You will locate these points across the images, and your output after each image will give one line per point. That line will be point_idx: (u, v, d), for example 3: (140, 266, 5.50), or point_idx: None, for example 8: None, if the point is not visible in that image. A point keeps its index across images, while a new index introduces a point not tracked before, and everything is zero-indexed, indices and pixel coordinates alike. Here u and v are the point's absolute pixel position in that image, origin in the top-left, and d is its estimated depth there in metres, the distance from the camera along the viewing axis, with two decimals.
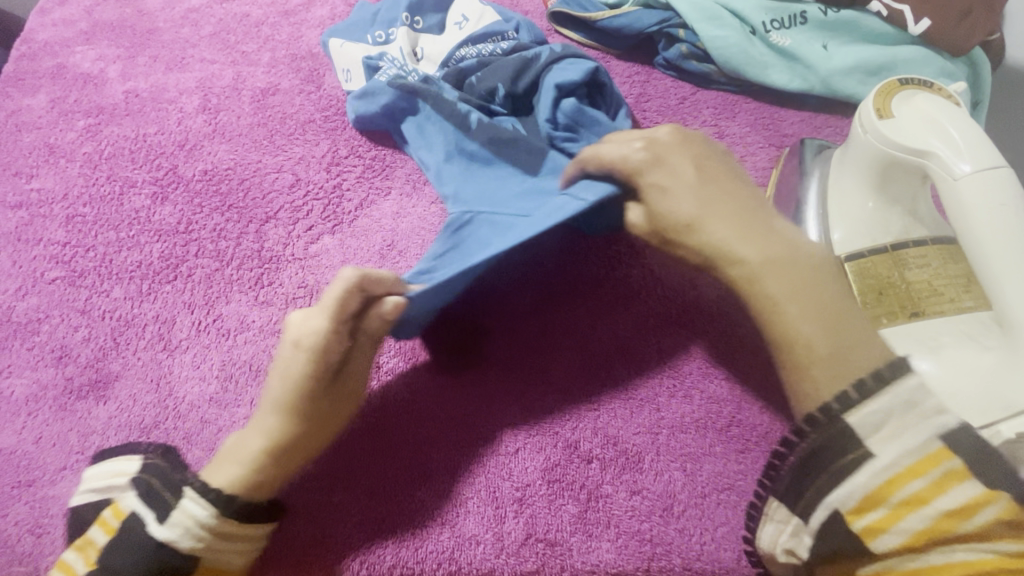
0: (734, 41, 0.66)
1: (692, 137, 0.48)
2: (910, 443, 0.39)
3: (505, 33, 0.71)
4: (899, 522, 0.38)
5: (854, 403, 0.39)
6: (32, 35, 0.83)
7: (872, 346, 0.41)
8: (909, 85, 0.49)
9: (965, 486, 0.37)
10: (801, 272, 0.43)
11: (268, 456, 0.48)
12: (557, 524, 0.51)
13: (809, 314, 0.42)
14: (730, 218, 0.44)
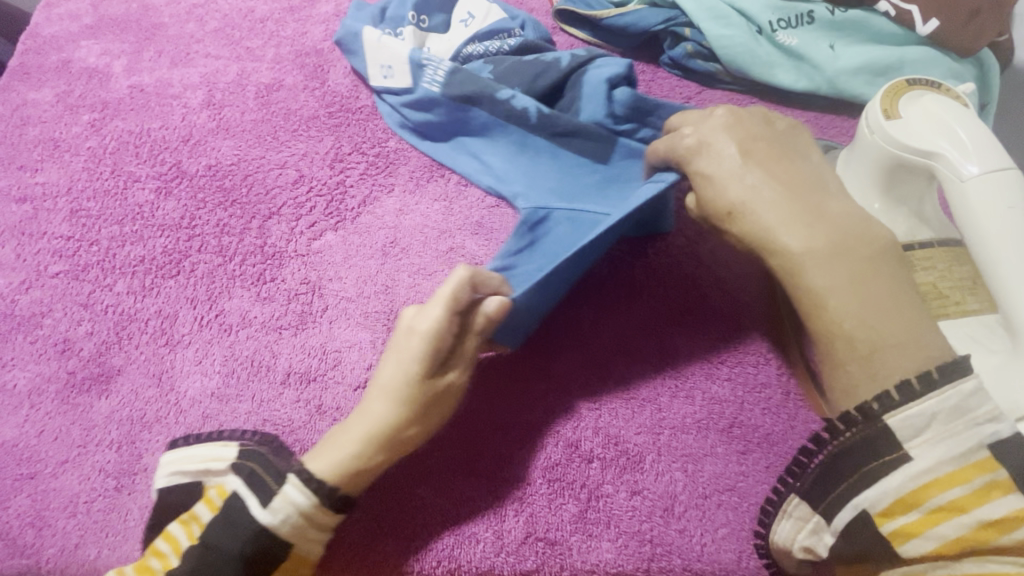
0: (740, 40, 0.65)
1: (746, 121, 0.49)
2: (951, 450, 0.40)
3: (512, 31, 0.71)
4: (932, 528, 0.39)
5: (897, 404, 0.40)
6: (38, 29, 0.83)
7: (918, 334, 0.42)
8: (917, 86, 0.48)
9: (1003, 498, 0.38)
10: (857, 260, 0.43)
11: (377, 450, 0.48)
12: (557, 524, 0.51)
13: (855, 301, 0.42)
14: (779, 205, 0.45)
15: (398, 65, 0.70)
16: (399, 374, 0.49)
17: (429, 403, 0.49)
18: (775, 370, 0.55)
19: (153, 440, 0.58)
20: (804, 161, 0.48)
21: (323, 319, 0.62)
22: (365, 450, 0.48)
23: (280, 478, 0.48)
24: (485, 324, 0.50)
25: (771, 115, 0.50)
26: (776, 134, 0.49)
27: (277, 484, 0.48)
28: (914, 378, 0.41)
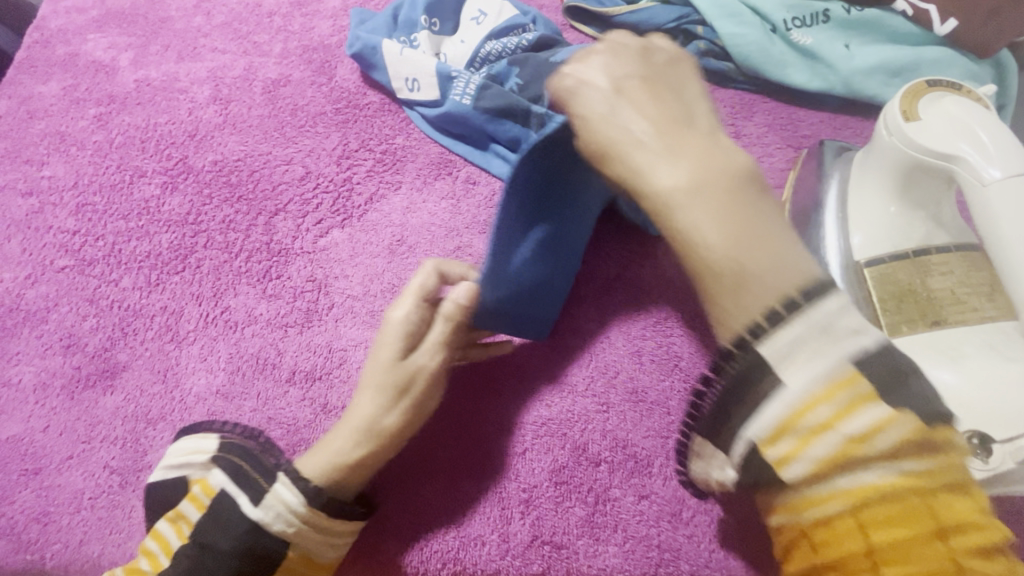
0: (753, 39, 0.64)
1: (616, 44, 0.42)
2: (819, 367, 0.33)
3: (526, 26, 0.70)
4: (807, 450, 0.32)
5: (766, 332, 0.33)
6: (45, 22, 0.83)
7: (791, 265, 0.35)
8: (937, 87, 0.47)
9: (869, 409, 0.32)
10: (723, 189, 0.36)
11: (361, 444, 0.47)
12: (564, 527, 0.50)
13: (727, 235, 0.35)
14: (641, 139, 0.38)
15: (424, 77, 0.68)
16: (375, 365, 0.49)
17: (405, 387, 0.48)
18: None
19: (158, 437, 0.58)
20: (679, 93, 0.40)
21: (329, 317, 0.62)
22: (344, 443, 0.47)
23: (271, 475, 0.47)
24: (460, 312, 0.49)
25: (649, 45, 0.42)
26: (659, 63, 0.41)
27: (268, 481, 0.47)
28: (781, 307, 0.33)
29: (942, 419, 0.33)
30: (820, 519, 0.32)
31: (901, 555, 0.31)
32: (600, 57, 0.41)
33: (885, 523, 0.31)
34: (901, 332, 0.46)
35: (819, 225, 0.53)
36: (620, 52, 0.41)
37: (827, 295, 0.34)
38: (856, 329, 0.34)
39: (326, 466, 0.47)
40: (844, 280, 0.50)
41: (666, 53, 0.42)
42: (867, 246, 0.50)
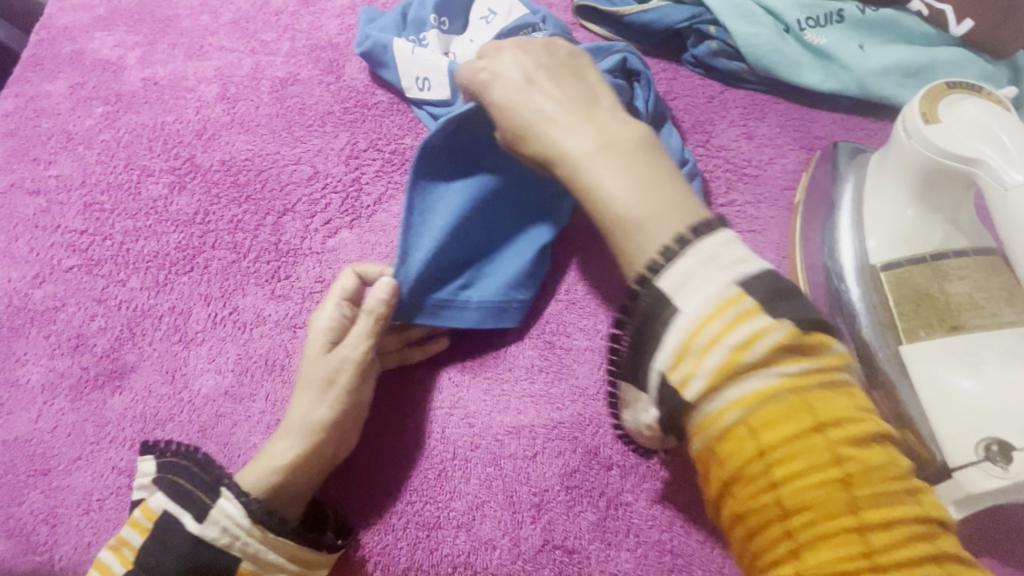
0: (766, 39, 0.64)
1: (528, 44, 0.47)
2: (709, 288, 0.32)
3: (535, 25, 0.68)
4: (701, 365, 0.31)
5: (663, 265, 0.33)
6: (51, 20, 0.82)
7: (678, 207, 0.35)
8: (957, 89, 0.47)
9: (753, 320, 0.31)
10: (620, 148, 0.37)
11: (294, 439, 0.48)
12: (576, 531, 0.50)
13: (626, 185, 0.35)
14: (547, 109, 0.41)
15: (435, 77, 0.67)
16: (306, 365, 0.51)
17: (330, 380, 0.50)
18: None
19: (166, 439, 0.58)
20: (582, 79, 0.44)
21: None
22: (279, 444, 0.49)
23: (212, 490, 0.46)
24: (382, 308, 0.50)
25: (552, 42, 0.47)
26: (561, 58, 0.45)
27: (209, 497, 0.46)
28: (673, 244, 0.33)
29: (828, 333, 0.33)
30: (719, 434, 0.31)
31: (792, 456, 0.29)
32: (508, 54, 0.46)
33: (777, 428, 0.30)
34: (919, 338, 0.47)
35: (834, 228, 0.53)
36: (524, 49, 0.46)
37: (713, 229, 0.34)
38: (742, 252, 0.33)
39: (261, 474, 0.47)
40: (859, 284, 0.50)
41: (569, 49, 0.48)
42: (883, 250, 0.50)
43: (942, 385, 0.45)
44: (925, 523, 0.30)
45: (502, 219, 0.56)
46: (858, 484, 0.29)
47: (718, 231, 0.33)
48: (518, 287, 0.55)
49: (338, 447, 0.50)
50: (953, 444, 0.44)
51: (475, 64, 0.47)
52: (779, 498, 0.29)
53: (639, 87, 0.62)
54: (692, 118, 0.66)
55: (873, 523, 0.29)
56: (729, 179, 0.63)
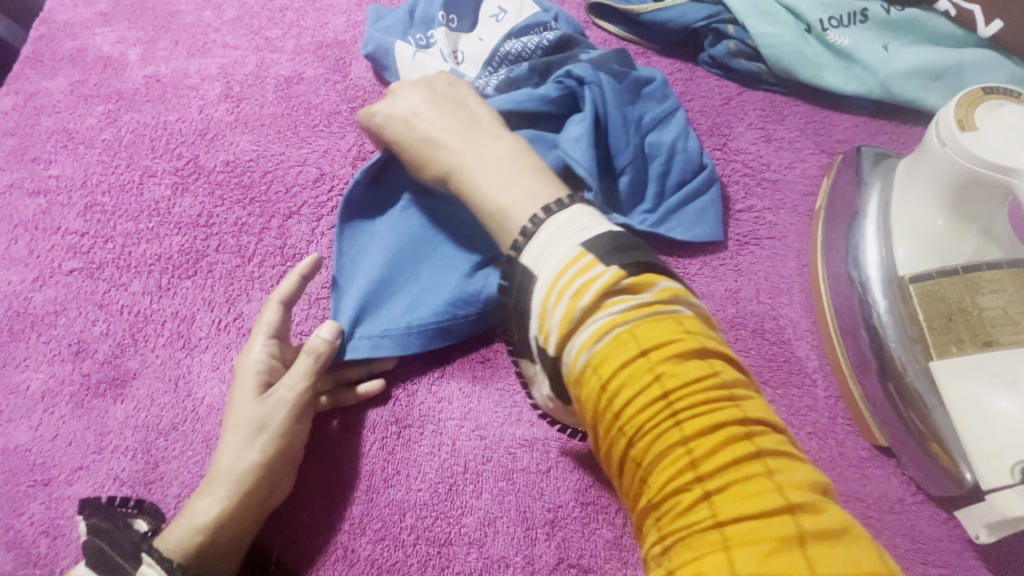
0: (788, 39, 0.62)
1: (414, 83, 0.54)
2: (556, 255, 0.38)
3: (547, 24, 0.66)
4: (552, 320, 0.37)
5: (522, 247, 0.40)
6: (51, 15, 0.80)
7: (534, 189, 0.42)
8: (993, 95, 0.45)
9: (588, 272, 0.36)
10: (491, 159, 0.46)
11: (219, 487, 0.48)
12: (591, 549, 0.49)
13: (498, 182, 0.44)
14: (437, 133, 0.49)
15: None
16: (234, 406, 0.50)
17: (255, 423, 0.49)
18: (822, 393, 0.52)
19: (169, 449, 0.56)
20: (462, 104, 0.51)
21: None
22: (199, 497, 0.48)
23: (133, 556, 0.44)
24: (325, 347, 0.51)
25: (433, 79, 0.54)
26: (442, 89, 0.53)
27: (130, 563, 0.44)
28: (526, 224, 0.40)
29: (656, 273, 0.37)
30: (575, 374, 0.35)
31: (622, 385, 0.33)
32: (399, 96, 0.53)
33: (610, 361, 0.34)
34: (951, 353, 0.46)
35: (859, 236, 0.51)
36: (407, 90, 0.54)
37: (552, 208, 0.40)
38: (586, 221, 0.39)
39: (182, 531, 0.46)
40: (886, 295, 0.48)
41: (447, 79, 0.54)
42: (911, 260, 0.48)
43: (977, 403, 0.44)
44: (749, 432, 0.31)
45: (435, 243, 0.56)
46: (679, 397, 0.32)
47: (568, 207, 0.40)
48: (457, 303, 0.54)
49: (271, 494, 0.49)
50: (987, 465, 0.43)
51: (367, 111, 0.55)
52: (615, 416, 0.33)
53: (588, 91, 0.57)
54: (708, 120, 0.64)
55: (696, 433, 0.31)
56: (748, 184, 0.61)
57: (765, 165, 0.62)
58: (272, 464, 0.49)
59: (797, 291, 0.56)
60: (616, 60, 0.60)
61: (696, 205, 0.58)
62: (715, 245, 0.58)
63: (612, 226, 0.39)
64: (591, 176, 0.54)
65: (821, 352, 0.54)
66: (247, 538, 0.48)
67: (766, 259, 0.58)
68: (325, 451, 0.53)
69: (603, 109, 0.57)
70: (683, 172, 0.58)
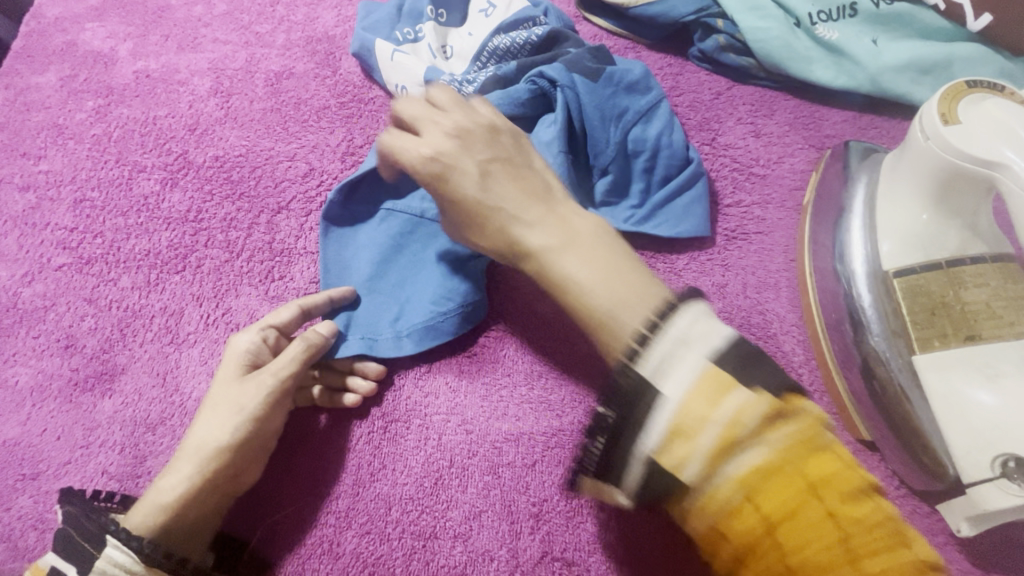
0: (776, 33, 0.62)
1: (469, 127, 0.44)
2: (685, 372, 0.30)
3: (536, 19, 0.66)
4: (693, 449, 0.29)
5: (640, 351, 0.32)
6: (42, 10, 0.80)
7: (640, 291, 0.35)
8: (977, 89, 0.44)
9: (735, 394, 0.29)
10: (590, 247, 0.38)
11: (186, 464, 0.46)
12: (575, 543, 0.49)
13: (596, 276, 0.37)
14: (507, 201, 0.41)
15: (413, 85, 0.66)
16: (218, 386, 0.50)
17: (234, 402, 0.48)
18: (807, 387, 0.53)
19: (157, 443, 0.57)
20: (528, 167, 0.43)
21: None
22: (168, 473, 0.47)
23: (99, 540, 0.43)
24: (320, 340, 0.52)
25: (492, 127, 0.44)
26: (506, 141, 0.44)
27: (96, 547, 0.43)
28: (643, 328, 0.33)
29: (803, 395, 0.31)
30: (721, 513, 0.29)
31: (794, 526, 0.27)
32: (453, 143, 0.43)
33: (780, 499, 0.28)
34: (933, 347, 0.46)
35: (845, 231, 0.51)
36: (460, 129, 0.43)
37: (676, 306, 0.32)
38: (709, 325, 0.32)
39: (146, 505, 0.45)
40: (870, 289, 0.49)
41: (506, 129, 0.45)
42: (896, 255, 0.48)
43: (959, 397, 0.44)
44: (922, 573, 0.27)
45: (422, 247, 0.57)
46: (856, 543, 0.27)
47: (686, 305, 0.33)
48: (441, 301, 0.54)
49: (239, 474, 0.49)
50: (969, 458, 0.43)
51: (405, 145, 0.44)
52: (783, 560, 0.27)
53: (562, 92, 0.57)
54: (697, 115, 0.64)
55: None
56: (736, 179, 0.61)
57: (754, 161, 0.62)
58: (251, 451, 0.49)
59: (783, 286, 0.56)
60: (589, 57, 0.60)
61: (683, 199, 0.58)
62: (703, 240, 0.58)
63: (734, 332, 0.32)
64: (566, 182, 0.55)
65: (807, 347, 0.54)
66: (213, 520, 0.48)
67: (753, 253, 0.58)
68: (313, 445, 0.53)
69: (576, 110, 0.57)
70: (669, 167, 0.58)
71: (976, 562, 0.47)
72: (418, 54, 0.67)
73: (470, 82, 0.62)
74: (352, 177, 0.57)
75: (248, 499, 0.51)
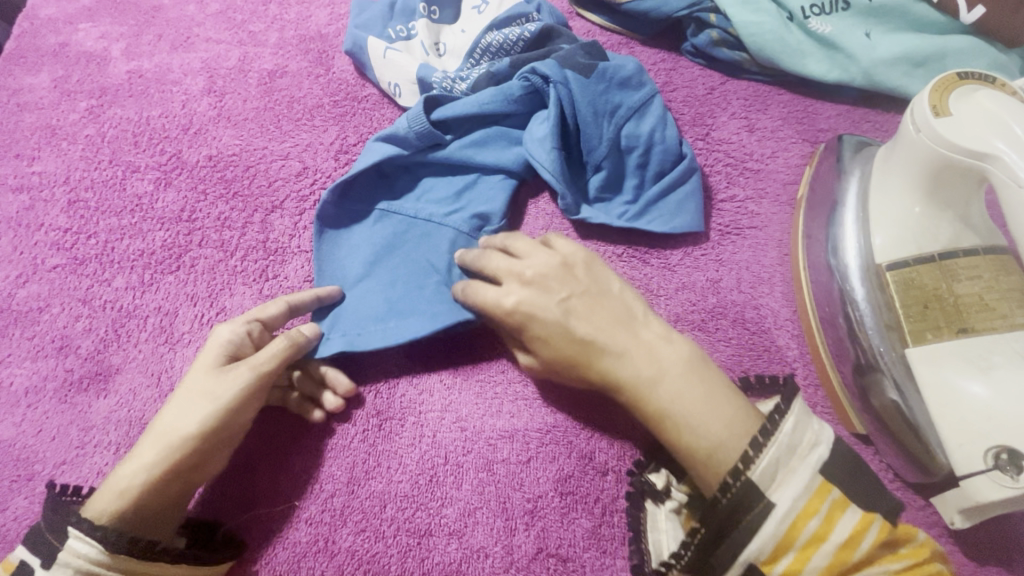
0: (770, 27, 0.61)
1: (552, 266, 0.47)
2: (800, 483, 0.37)
3: (529, 15, 0.65)
4: (807, 564, 0.36)
5: (752, 460, 0.38)
6: (34, 11, 0.80)
7: (736, 421, 0.40)
8: (968, 80, 0.44)
9: (850, 515, 0.37)
10: (678, 378, 0.42)
11: (147, 453, 0.45)
12: (570, 539, 0.49)
13: (696, 409, 0.41)
14: (596, 336, 0.44)
15: (407, 82, 0.65)
16: (194, 373, 0.49)
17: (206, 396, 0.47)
18: (802, 381, 0.53)
19: None
20: (607, 294, 0.47)
21: None
22: (129, 464, 0.45)
23: (61, 532, 0.42)
24: (304, 340, 0.51)
25: (569, 258, 0.48)
26: (580, 271, 0.47)
27: (59, 540, 0.42)
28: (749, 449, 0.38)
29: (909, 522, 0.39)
30: None
31: None
32: (532, 284, 0.47)
33: None
34: (925, 340, 0.46)
35: (839, 224, 0.52)
36: (540, 272, 0.47)
37: (784, 419, 0.39)
38: (814, 432, 0.39)
39: (106, 494, 0.44)
40: (864, 283, 0.49)
41: (580, 255, 0.49)
42: (888, 248, 0.48)
43: (952, 390, 0.44)
44: None
45: (415, 248, 0.57)
46: None
47: (792, 412, 0.39)
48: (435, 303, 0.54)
49: (204, 465, 0.48)
50: (962, 451, 0.43)
51: (490, 296, 0.48)
52: None
53: (554, 89, 0.57)
54: (691, 110, 0.64)
55: None
56: (730, 174, 0.61)
57: (748, 155, 0.61)
58: (220, 444, 0.48)
59: (778, 280, 0.56)
60: (582, 53, 0.59)
61: (677, 195, 0.58)
62: (696, 236, 0.58)
63: (835, 434, 0.39)
64: (560, 179, 0.55)
65: (801, 341, 0.54)
66: (174, 511, 0.46)
67: (747, 248, 0.58)
68: (307, 443, 0.53)
69: (569, 106, 0.57)
70: (662, 162, 0.58)
71: (969, 554, 0.47)
72: (410, 52, 0.67)
73: (460, 80, 0.62)
74: (346, 176, 0.58)
75: (242, 496, 0.52)
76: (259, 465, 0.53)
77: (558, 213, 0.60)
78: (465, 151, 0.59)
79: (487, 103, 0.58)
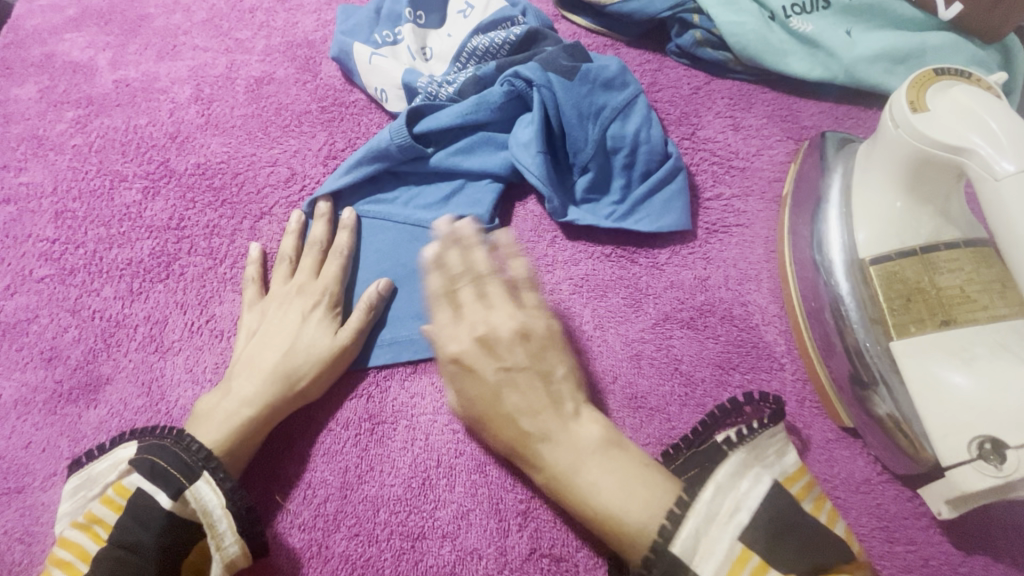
0: (752, 27, 0.62)
1: (512, 329, 0.47)
2: (719, 551, 0.38)
3: (515, 19, 0.66)
4: None
5: (671, 533, 0.38)
6: (19, 22, 0.80)
7: (654, 497, 0.40)
8: (945, 76, 0.45)
9: None
10: (597, 462, 0.43)
11: (265, 393, 0.50)
12: (563, 539, 0.49)
13: (617, 490, 0.41)
14: (521, 413, 0.45)
15: (393, 88, 0.65)
16: (302, 315, 0.54)
17: (319, 342, 0.53)
18: (791, 376, 0.54)
19: None
20: (548, 378, 0.46)
21: None
22: (250, 400, 0.50)
23: (189, 472, 0.44)
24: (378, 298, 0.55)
25: (529, 326, 0.48)
26: (536, 341, 0.48)
27: (185, 476, 0.43)
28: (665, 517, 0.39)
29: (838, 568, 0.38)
30: None
31: None
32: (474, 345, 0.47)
33: None
34: (909, 333, 0.46)
35: (823, 220, 0.52)
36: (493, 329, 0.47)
37: (705, 484, 0.40)
38: (739, 496, 0.40)
39: (226, 424, 0.48)
40: (848, 279, 0.49)
41: (539, 326, 0.49)
42: (871, 243, 0.49)
43: (935, 382, 0.45)
44: None
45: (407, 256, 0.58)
46: None
47: (715, 475, 0.40)
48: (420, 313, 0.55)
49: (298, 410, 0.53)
50: (946, 442, 0.44)
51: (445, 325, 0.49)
52: None
53: (537, 93, 0.57)
54: (677, 110, 0.65)
55: None
56: (716, 173, 0.61)
57: (735, 153, 0.62)
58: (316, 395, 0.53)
59: (765, 277, 0.57)
60: (565, 55, 0.59)
61: (665, 194, 0.58)
62: (684, 234, 0.59)
63: (761, 493, 0.40)
64: (546, 184, 0.56)
65: (789, 337, 0.55)
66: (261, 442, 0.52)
67: (734, 246, 0.58)
68: (298, 449, 0.53)
69: (553, 108, 0.57)
70: (648, 163, 0.58)
71: (957, 544, 0.48)
72: (396, 57, 0.67)
73: (445, 85, 0.62)
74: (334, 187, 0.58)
75: None
76: (252, 471, 0.52)
77: (546, 214, 0.60)
78: (452, 159, 0.59)
79: (472, 111, 0.58)
